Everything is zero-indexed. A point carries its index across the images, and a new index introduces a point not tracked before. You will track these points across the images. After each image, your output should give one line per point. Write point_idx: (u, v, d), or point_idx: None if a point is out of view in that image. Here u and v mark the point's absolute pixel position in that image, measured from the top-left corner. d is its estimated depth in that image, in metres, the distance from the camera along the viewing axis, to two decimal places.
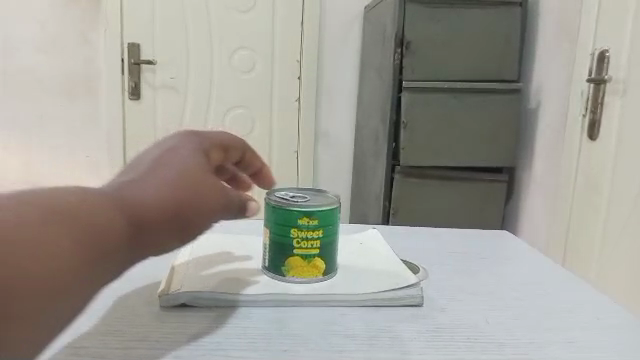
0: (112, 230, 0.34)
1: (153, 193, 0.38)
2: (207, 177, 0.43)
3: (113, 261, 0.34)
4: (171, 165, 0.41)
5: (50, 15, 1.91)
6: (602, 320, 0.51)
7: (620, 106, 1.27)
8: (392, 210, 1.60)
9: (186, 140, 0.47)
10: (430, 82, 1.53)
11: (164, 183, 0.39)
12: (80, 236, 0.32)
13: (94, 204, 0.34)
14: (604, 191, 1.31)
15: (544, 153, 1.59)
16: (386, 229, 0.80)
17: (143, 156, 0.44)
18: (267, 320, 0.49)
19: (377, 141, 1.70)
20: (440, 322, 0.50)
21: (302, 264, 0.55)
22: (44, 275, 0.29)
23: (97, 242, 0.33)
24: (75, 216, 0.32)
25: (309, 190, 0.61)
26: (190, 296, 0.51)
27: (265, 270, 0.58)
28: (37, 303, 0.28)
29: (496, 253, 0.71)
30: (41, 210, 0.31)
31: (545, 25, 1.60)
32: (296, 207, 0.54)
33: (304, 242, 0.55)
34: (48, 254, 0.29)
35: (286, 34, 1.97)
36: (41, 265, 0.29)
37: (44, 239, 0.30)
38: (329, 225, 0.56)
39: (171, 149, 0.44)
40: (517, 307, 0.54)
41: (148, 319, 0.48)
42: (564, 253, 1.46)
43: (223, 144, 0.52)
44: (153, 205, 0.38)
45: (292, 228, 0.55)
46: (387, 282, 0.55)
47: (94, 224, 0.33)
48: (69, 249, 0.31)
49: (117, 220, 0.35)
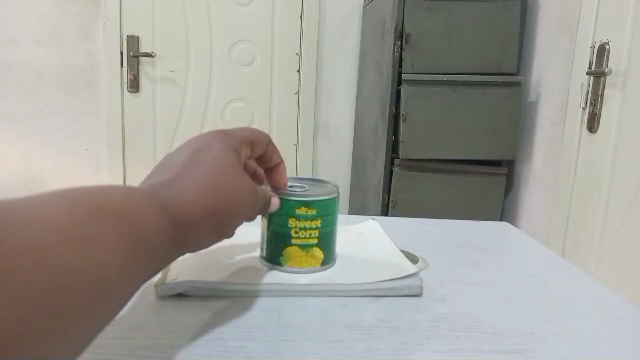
0: (149, 227, 0.35)
1: (187, 191, 0.39)
2: (236, 174, 0.44)
3: (153, 257, 0.34)
4: (202, 163, 0.43)
5: (48, 7, 1.90)
6: (603, 312, 0.51)
7: (620, 99, 1.26)
8: (391, 203, 1.60)
9: (215, 138, 0.48)
10: (429, 75, 1.53)
11: (197, 181, 0.41)
12: (119, 234, 0.32)
13: (132, 202, 0.35)
14: (604, 184, 1.31)
15: (544, 146, 1.58)
16: (385, 220, 0.80)
17: (175, 154, 0.45)
18: (266, 310, 0.49)
19: (376, 134, 1.69)
20: (440, 312, 0.49)
21: (300, 254, 0.56)
22: (80, 276, 0.29)
23: (142, 240, 0.34)
24: (111, 214, 0.33)
25: (308, 181, 0.62)
26: (187, 286, 0.51)
27: (263, 261, 0.58)
28: (76, 304, 0.29)
29: (496, 244, 0.71)
30: (77, 209, 0.32)
31: (545, 17, 1.59)
32: (295, 197, 0.55)
33: (302, 231, 0.55)
34: (83, 256, 0.30)
35: (286, 27, 1.96)
36: (77, 267, 0.29)
37: (80, 239, 0.30)
38: (327, 215, 0.56)
39: (202, 147, 0.46)
40: (518, 297, 0.54)
41: (146, 310, 0.48)
42: (563, 247, 1.46)
43: (249, 141, 0.53)
44: (187, 202, 0.39)
45: (291, 218, 0.55)
46: (387, 272, 0.55)
47: (131, 221, 0.34)
48: (106, 248, 0.31)
49: (154, 218, 0.35)
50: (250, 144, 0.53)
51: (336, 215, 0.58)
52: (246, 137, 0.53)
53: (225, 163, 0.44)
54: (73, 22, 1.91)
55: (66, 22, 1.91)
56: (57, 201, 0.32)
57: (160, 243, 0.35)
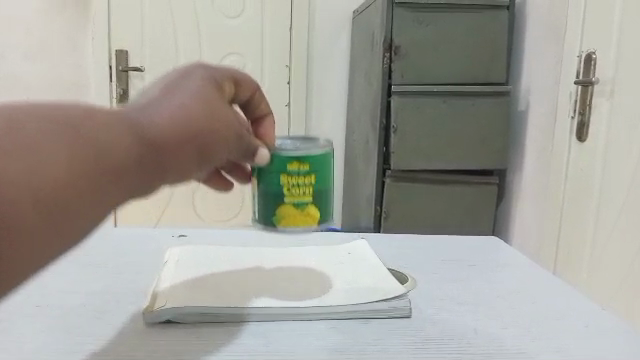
0: (123, 151, 0.39)
1: (165, 117, 0.43)
2: (213, 105, 0.48)
3: (129, 177, 0.39)
4: (181, 94, 0.46)
5: (37, 23, 1.91)
6: (592, 327, 0.51)
7: (607, 108, 1.28)
8: (383, 214, 1.60)
9: (198, 70, 0.52)
10: (418, 87, 1.54)
11: (176, 110, 0.44)
12: (79, 164, 0.36)
13: (101, 127, 0.39)
14: (595, 193, 1.31)
15: (533, 155, 1.59)
16: (377, 238, 0.81)
17: (159, 84, 0.49)
18: (255, 336, 0.50)
19: (367, 145, 1.70)
20: (428, 334, 0.50)
21: (295, 209, 0.61)
22: (54, 194, 0.34)
23: (104, 170, 0.38)
24: (87, 138, 0.38)
25: (299, 134, 0.65)
26: (176, 313, 0.52)
27: (257, 221, 0.63)
28: (54, 215, 0.35)
29: (486, 260, 0.71)
30: (55, 132, 0.36)
31: (532, 28, 1.60)
32: (289, 154, 0.59)
33: (295, 188, 0.60)
34: (59, 175, 0.35)
35: (275, 39, 1.97)
36: (54, 186, 0.34)
37: (55, 160, 0.35)
38: (320, 169, 0.61)
39: (182, 79, 0.49)
40: (508, 314, 0.54)
41: (137, 341, 0.49)
42: (556, 258, 1.46)
43: (233, 77, 0.57)
44: (166, 129, 0.43)
45: (284, 176, 0.60)
46: (376, 294, 0.56)
47: (95, 152, 0.37)
48: (79, 168, 0.36)
49: (121, 145, 0.39)
50: (235, 81, 0.58)
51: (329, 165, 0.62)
52: (231, 72, 0.57)
53: (202, 94, 0.48)
54: (63, 36, 1.91)
55: (55, 36, 1.91)
56: (38, 121, 0.36)
57: (127, 169, 0.39)
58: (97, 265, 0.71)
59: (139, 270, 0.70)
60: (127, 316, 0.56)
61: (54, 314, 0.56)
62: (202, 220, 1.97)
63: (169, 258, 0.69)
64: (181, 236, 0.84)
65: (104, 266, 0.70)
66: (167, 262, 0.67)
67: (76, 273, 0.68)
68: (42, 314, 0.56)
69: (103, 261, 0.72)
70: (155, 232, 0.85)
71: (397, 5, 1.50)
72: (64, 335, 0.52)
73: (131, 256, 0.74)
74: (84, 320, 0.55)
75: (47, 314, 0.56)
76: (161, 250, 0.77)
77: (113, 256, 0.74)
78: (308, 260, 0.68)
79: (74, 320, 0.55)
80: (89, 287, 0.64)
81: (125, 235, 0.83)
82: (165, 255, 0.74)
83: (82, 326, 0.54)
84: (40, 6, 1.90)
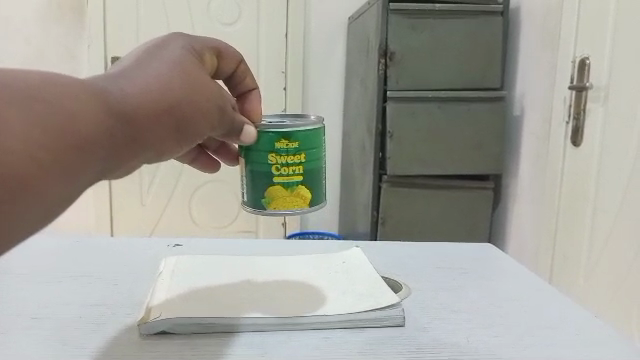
0: (110, 118, 0.43)
1: (136, 90, 0.47)
2: (194, 76, 0.53)
3: (99, 148, 0.42)
4: (155, 68, 0.50)
5: (31, 29, 1.89)
6: (582, 335, 0.56)
7: (602, 113, 1.28)
8: (380, 220, 1.60)
9: (174, 47, 0.56)
10: (413, 92, 1.54)
11: (151, 87, 0.48)
12: (70, 125, 0.40)
13: (87, 93, 0.42)
14: (588, 199, 1.32)
15: (525, 161, 1.61)
16: (371, 246, 0.83)
17: (130, 58, 0.53)
18: (252, 346, 0.52)
19: (363, 151, 1.71)
20: (423, 343, 0.54)
21: (285, 190, 0.69)
22: (27, 163, 0.36)
23: (93, 133, 0.41)
24: (55, 107, 0.39)
25: (288, 116, 0.74)
26: (170, 323, 0.54)
27: (249, 204, 0.71)
28: (26, 183, 0.36)
29: (478, 268, 0.75)
30: (23, 100, 0.37)
31: (525, 34, 1.62)
32: (279, 133, 0.67)
33: (283, 167, 0.68)
34: (30, 145, 0.36)
35: (272, 44, 1.93)
36: (25, 154, 0.36)
37: (24, 128, 0.36)
38: (307, 149, 0.69)
39: (157, 53, 0.54)
40: (502, 325, 0.58)
41: (138, 351, 0.52)
42: (551, 265, 1.47)
43: (214, 49, 0.64)
44: (137, 102, 0.46)
45: (274, 155, 0.67)
46: (369, 302, 0.59)
47: (84, 117, 0.41)
48: (50, 138, 0.38)
49: (107, 113, 0.43)
50: (216, 53, 0.65)
51: (315, 146, 0.70)
52: (212, 45, 0.64)
53: (181, 66, 0.53)
54: (58, 43, 1.90)
55: (50, 43, 1.90)
56: (6, 89, 0.37)
57: (111, 132, 0.43)
58: (93, 276, 0.71)
59: (135, 279, 0.70)
60: (124, 328, 0.56)
61: (50, 322, 0.57)
62: (200, 227, 1.96)
63: (165, 268, 0.69)
64: (177, 245, 0.84)
65: (98, 278, 0.70)
66: (161, 272, 0.67)
67: (73, 283, 0.68)
68: (40, 323, 0.57)
69: (99, 271, 0.73)
70: (150, 241, 0.85)
71: (391, 12, 1.50)
72: (60, 346, 0.52)
73: (129, 265, 0.75)
74: (79, 328, 0.56)
75: (44, 322, 0.57)
76: (156, 260, 0.77)
77: (108, 267, 0.74)
78: (303, 270, 0.69)
79: (70, 332, 0.55)
80: (85, 298, 0.64)
81: (121, 244, 0.84)
82: (159, 265, 0.74)
83: (77, 334, 0.55)
84: (34, 14, 1.88)
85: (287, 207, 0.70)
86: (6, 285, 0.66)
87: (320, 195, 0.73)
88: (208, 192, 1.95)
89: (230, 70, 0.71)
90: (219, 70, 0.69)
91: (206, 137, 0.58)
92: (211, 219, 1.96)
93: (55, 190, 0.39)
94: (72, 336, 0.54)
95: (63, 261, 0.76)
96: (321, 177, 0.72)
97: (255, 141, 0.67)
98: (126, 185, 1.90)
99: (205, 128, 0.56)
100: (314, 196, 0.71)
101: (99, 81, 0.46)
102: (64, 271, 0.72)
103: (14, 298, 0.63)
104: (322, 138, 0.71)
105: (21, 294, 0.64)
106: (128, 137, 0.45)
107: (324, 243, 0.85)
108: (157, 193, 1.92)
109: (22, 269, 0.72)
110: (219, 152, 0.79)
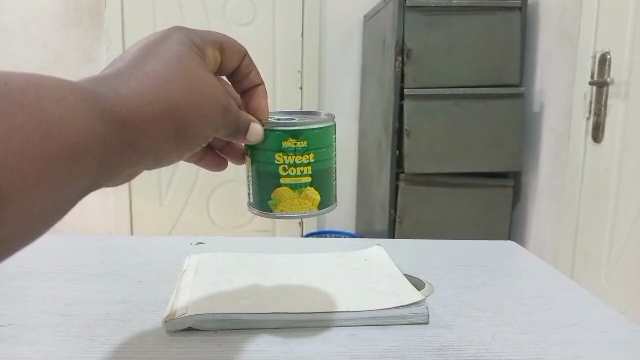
0: (103, 125, 0.44)
1: (131, 94, 0.48)
2: (194, 76, 0.54)
3: (90, 158, 0.43)
4: (153, 67, 0.51)
5: (52, 35, 1.89)
6: (609, 333, 0.55)
7: (623, 109, 1.26)
8: (397, 218, 1.60)
9: (172, 46, 0.56)
10: (430, 89, 1.53)
11: (147, 92, 0.49)
12: (63, 131, 0.41)
13: (82, 99, 0.43)
14: (610, 195, 1.30)
15: (544, 158, 1.59)
16: (390, 244, 0.83)
17: (127, 55, 0.53)
18: (278, 344, 0.53)
19: (380, 149, 1.70)
20: (446, 340, 0.54)
21: (292, 192, 0.69)
22: (7, 176, 0.37)
23: (87, 141, 0.42)
24: (43, 114, 0.40)
25: (297, 112, 0.74)
26: (196, 319, 0.55)
27: (257, 206, 0.71)
28: (5, 197, 0.38)
29: (501, 265, 0.75)
30: (8, 107, 0.38)
31: (544, 29, 1.59)
32: (286, 131, 0.67)
33: (291, 167, 0.68)
34: (14, 156, 0.38)
35: (288, 41, 1.91)
36: (7, 166, 0.37)
37: (7, 138, 0.37)
38: (315, 147, 0.69)
39: (155, 49, 0.54)
40: (525, 323, 0.58)
41: (164, 346, 0.53)
42: (572, 260, 1.45)
43: (216, 44, 0.64)
44: (131, 107, 0.47)
45: (281, 154, 0.68)
46: (392, 301, 0.59)
47: (79, 122, 0.42)
48: (38, 149, 0.39)
49: (101, 120, 0.44)
50: (219, 48, 0.65)
51: (324, 145, 0.70)
52: (214, 39, 0.64)
53: (180, 64, 0.53)
54: (75, 49, 1.90)
55: (68, 47, 1.90)
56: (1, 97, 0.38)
57: (102, 141, 0.44)
58: (118, 274, 0.72)
59: (160, 276, 0.71)
60: (151, 325, 0.57)
61: (79, 320, 0.58)
62: (217, 226, 1.98)
63: (189, 265, 0.70)
64: (199, 244, 0.85)
65: (124, 276, 0.71)
66: (186, 270, 0.68)
67: (99, 282, 0.69)
68: (69, 320, 0.58)
69: (122, 269, 0.74)
70: (170, 239, 0.86)
71: (408, 9, 1.49)
72: (87, 344, 0.53)
73: (152, 262, 0.76)
74: (105, 323, 0.57)
75: (72, 320, 0.58)
76: (179, 257, 0.78)
77: (132, 265, 0.75)
78: (322, 268, 0.69)
79: (97, 330, 0.56)
80: (111, 294, 0.65)
81: (142, 243, 0.84)
82: (182, 263, 0.75)
83: (105, 329, 0.56)
84: (50, 16, 1.88)
85: (295, 208, 0.70)
86: (33, 287, 0.66)
87: (329, 197, 0.73)
88: (225, 191, 1.95)
89: (234, 65, 0.71)
90: (224, 65, 0.69)
91: (209, 139, 0.59)
92: (228, 218, 1.97)
93: (45, 199, 0.40)
94: (98, 330, 0.56)
95: (86, 260, 0.77)
96: (330, 178, 0.72)
97: (261, 140, 0.68)
98: (145, 184, 1.91)
99: (206, 130, 0.57)
100: (323, 198, 0.72)
101: (92, 84, 0.47)
102: (87, 269, 0.73)
103: (39, 298, 0.63)
104: (333, 136, 0.71)
105: (47, 294, 0.64)
106: (121, 145, 0.46)
107: (342, 241, 0.85)
108: (175, 192, 1.93)
109: (47, 269, 0.73)
110: (224, 150, 0.80)
